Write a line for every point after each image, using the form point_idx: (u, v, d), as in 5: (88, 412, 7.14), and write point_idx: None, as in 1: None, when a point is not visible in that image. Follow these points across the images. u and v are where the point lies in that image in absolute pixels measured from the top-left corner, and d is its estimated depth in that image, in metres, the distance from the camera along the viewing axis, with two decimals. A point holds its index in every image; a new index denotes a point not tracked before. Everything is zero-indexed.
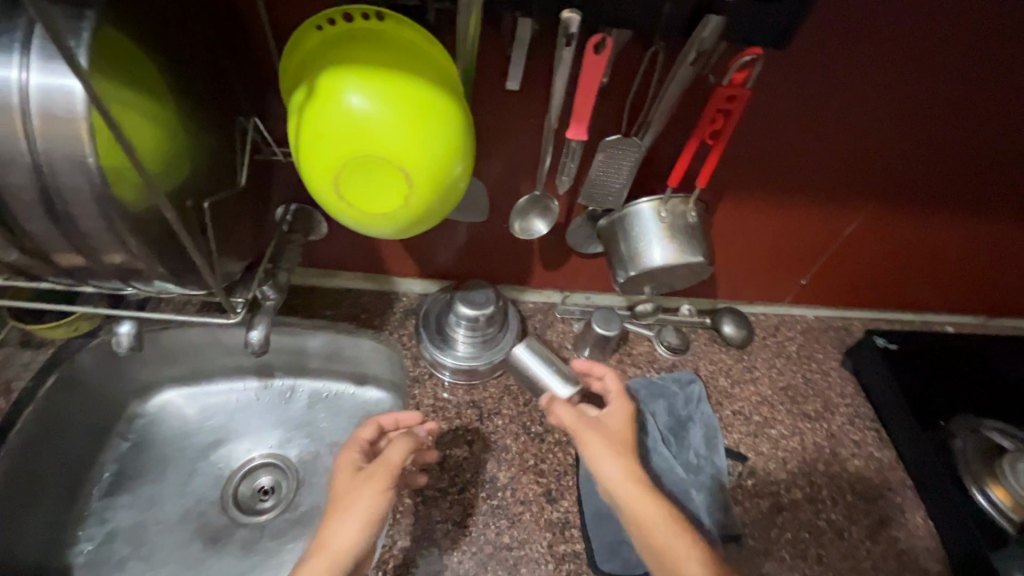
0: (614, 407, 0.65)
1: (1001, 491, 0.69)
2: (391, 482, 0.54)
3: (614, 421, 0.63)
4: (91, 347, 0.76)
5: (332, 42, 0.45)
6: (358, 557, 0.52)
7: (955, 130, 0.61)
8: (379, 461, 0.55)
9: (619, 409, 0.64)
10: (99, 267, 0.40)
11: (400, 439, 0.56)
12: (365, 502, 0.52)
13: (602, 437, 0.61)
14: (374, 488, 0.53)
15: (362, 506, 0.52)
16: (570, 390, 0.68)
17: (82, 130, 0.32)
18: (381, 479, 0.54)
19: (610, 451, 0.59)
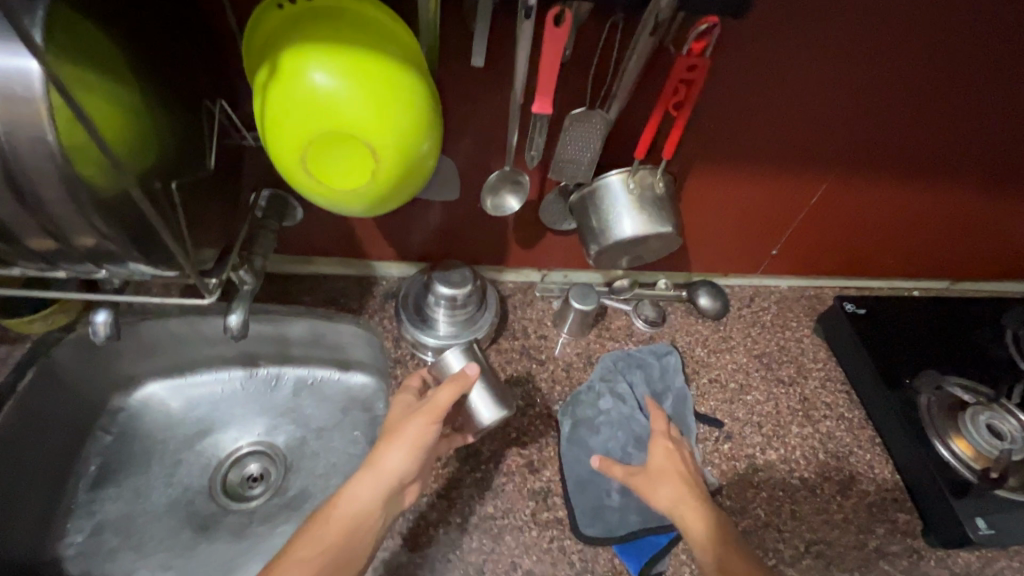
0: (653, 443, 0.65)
1: (963, 442, 0.71)
2: (439, 418, 0.58)
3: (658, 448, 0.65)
4: (68, 341, 0.76)
5: (293, 20, 0.45)
6: (406, 477, 0.58)
7: (911, 96, 0.63)
8: (430, 401, 0.59)
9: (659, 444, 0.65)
10: (69, 250, 0.40)
11: (451, 386, 0.60)
12: (414, 431, 0.58)
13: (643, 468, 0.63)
14: (420, 422, 0.58)
15: (410, 435, 0.58)
16: (492, 420, 0.63)
17: (39, 107, 0.33)
18: (425, 417, 0.58)
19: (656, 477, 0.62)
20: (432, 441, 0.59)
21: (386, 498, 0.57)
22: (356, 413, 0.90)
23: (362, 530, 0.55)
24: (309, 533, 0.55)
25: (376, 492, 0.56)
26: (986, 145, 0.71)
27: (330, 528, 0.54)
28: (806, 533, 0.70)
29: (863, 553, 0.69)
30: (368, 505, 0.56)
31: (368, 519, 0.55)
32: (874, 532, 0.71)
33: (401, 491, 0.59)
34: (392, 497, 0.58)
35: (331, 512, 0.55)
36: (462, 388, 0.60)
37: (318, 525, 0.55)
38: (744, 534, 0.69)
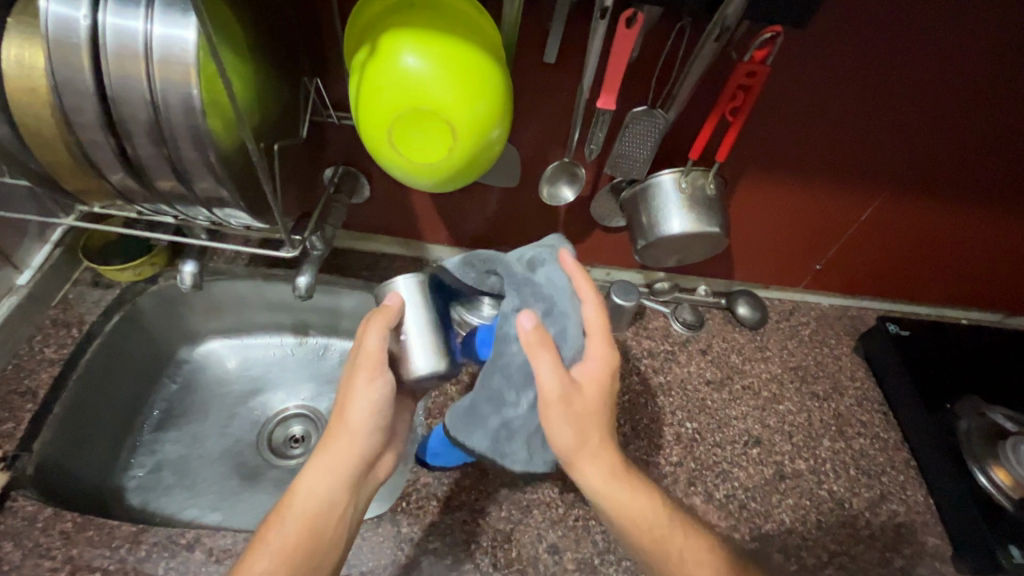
0: (587, 367, 0.54)
1: (1002, 471, 0.71)
2: (377, 368, 0.54)
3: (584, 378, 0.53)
4: (151, 291, 0.84)
5: (392, 8, 0.50)
6: (367, 452, 0.56)
7: (971, 117, 0.64)
8: (359, 351, 0.55)
9: (592, 364, 0.54)
10: (188, 193, 0.46)
11: (373, 328, 0.56)
12: (360, 401, 0.54)
13: (577, 413, 0.52)
14: (362, 377, 0.54)
15: (359, 397, 0.54)
16: (422, 369, 0.57)
17: (190, 68, 0.39)
18: (365, 375, 0.54)
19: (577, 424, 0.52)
20: (383, 395, 0.55)
21: (353, 479, 0.56)
22: None
23: (324, 521, 0.54)
24: (264, 533, 0.53)
25: (338, 476, 0.55)
26: None
27: (285, 526, 0.53)
28: (831, 543, 0.70)
29: (887, 570, 0.69)
30: (321, 493, 0.54)
31: (335, 505, 0.54)
32: (902, 552, 0.70)
33: (368, 468, 0.58)
34: (358, 481, 0.56)
35: (292, 510, 0.53)
36: (386, 321, 0.57)
37: (282, 513, 0.54)
38: (766, 537, 0.70)
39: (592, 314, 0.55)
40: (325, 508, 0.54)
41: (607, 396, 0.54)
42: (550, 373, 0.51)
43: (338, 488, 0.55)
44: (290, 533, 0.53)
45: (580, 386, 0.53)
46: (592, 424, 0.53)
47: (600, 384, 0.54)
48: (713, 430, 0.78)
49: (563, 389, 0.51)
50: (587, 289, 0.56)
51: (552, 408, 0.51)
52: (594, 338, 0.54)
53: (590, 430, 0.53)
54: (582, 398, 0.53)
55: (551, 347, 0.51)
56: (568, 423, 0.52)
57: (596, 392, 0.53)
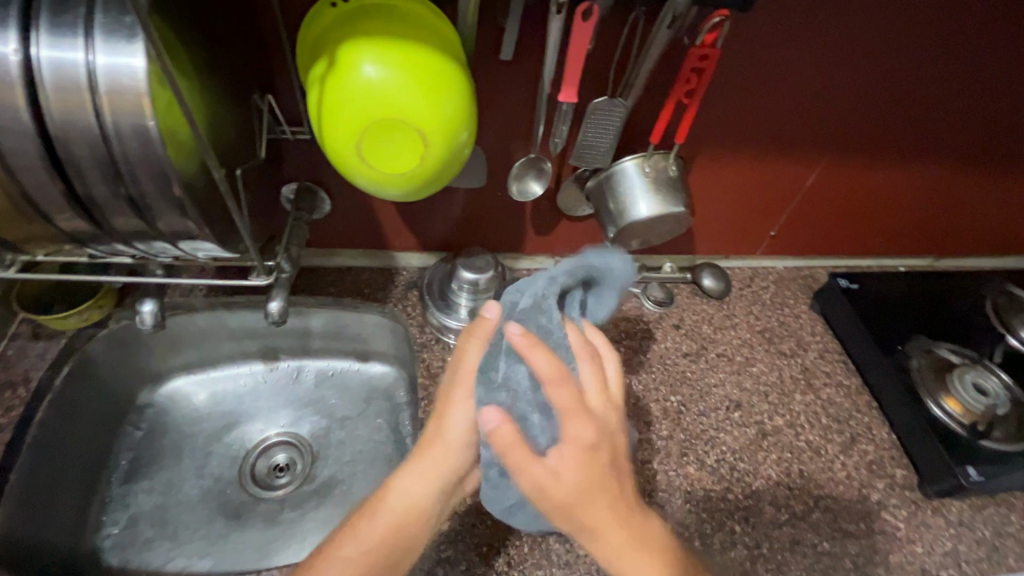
0: (566, 438, 0.44)
1: (952, 400, 0.77)
2: (476, 389, 0.54)
3: (565, 471, 0.44)
4: (101, 336, 0.77)
5: (346, 17, 0.49)
6: (459, 466, 0.59)
7: (896, 80, 0.69)
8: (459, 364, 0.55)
9: (572, 447, 0.44)
10: (151, 230, 0.43)
11: (473, 347, 0.52)
12: (460, 415, 0.57)
13: (556, 500, 0.44)
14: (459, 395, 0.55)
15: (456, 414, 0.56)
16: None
17: (143, 97, 0.36)
18: (462, 392, 0.55)
19: (563, 509, 0.44)
20: None
21: (442, 490, 0.59)
22: (378, 402, 0.91)
23: (410, 527, 0.57)
24: (356, 525, 0.56)
25: (429, 486, 0.58)
26: (967, 126, 0.77)
27: (378, 519, 0.56)
28: (815, 489, 0.75)
29: (866, 506, 0.74)
30: (415, 500, 0.57)
31: (422, 512, 0.58)
32: (876, 487, 0.76)
33: (458, 481, 0.61)
34: (448, 489, 0.59)
35: (385, 506, 0.57)
36: (481, 342, 0.52)
37: (378, 508, 0.57)
38: (757, 493, 0.74)
39: (557, 396, 0.44)
40: (414, 516, 0.57)
41: (592, 469, 0.44)
42: (519, 464, 0.44)
43: (431, 498, 0.58)
44: (379, 529, 0.56)
45: (555, 472, 0.44)
46: (591, 502, 0.44)
47: (580, 460, 0.44)
48: (695, 400, 0.81)
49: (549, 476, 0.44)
50: (543, 365, 0.44)
51: (539, 499, 0.45)
52: (570, 417, 0.44)
53: (585, 517, 0.45)
54: (557, 484, 0.44)
55: (521, 447, 0.44)
56: (553, 510, 0.45)
57: (575, 472, 0.44)
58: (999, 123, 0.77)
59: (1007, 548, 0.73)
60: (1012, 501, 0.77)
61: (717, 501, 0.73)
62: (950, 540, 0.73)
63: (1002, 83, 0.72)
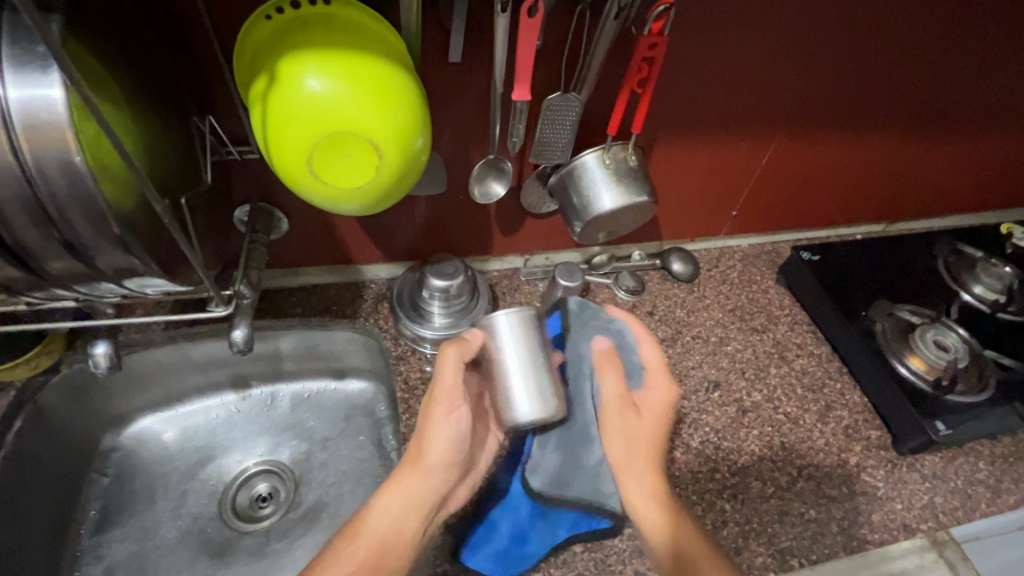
0: (649, 394, 0.63)
1: (916, 359, 0.80)
2: (456, 404, 0.57)
3: (648, 406, 0.63)
4: (53, 383, 0.73)
5: (284, 29, 0.47)
6: (440, 488, 0.58)
7: (838, 54, 0.71)
8: (435, 384, 0.58)
9: (654, 393, 0.63)
10: (91, 272, 0.41)
11: (451, 358, 0.58)
12: (440, 435, 0.57)
13: (627, 426, 0.62)
14: (439, 412, 0.57)
15: (437, 433, 0.57)
16: (517, 416, 0.55)
17: (65, 130, 0.33)
18: (443, 408, 0.57)
19: (624, 436, 0.62)
20: (462, 426, 0.58)
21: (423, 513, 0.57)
22: (358, 419, 0.88)
23: (394, 549, 0.56)
24: (337, 552, 0.55)
25: (409, 506, 0.56)
26: (908, 94, 0.80)
27: (360, 544, 0.55)
28: (797, 459, 0.77)
29: (846, 470, 0.77)
30: (396, 520, 0.56)
31: (405, 532, 0.56)
32: (853, 450, 0.79)
33: (441, 501, 0.60)
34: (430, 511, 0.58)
35: (367, 530, 0.56)
36: (460, 355, 0.58)
37: (359, 533, 0.56)
38: (743, 469, 0.75)
39: (651, 355, 0.64)
40: (396, 538, 0.56)
41: (665, 418, 0.63)
42: (613, 385, 0.63)
43: (414, 519, 0.57)
44: (361, 554, 0.55)
45: (641, 403, 0.64)
46: (637, 451, 0.62)
47: (659, 412, 0.63)
48: (676, 384, 0.82)
49: (622, 404, 0.63)
50: (651, 354, 0.64)
51: (609, 417, 0.63)
52: (656, 372, 0.63)
53: (638, 461, 0.62)
54: (637, 419, 0.63)
55: (616, 365, 0.64)
56: (619, 435, 0.63)
57: (653, 410, 0.63)
58: (937, 89, 0.80)
59: (979, 495, 0.77)
60: (979, 449, 0.81)
61: (705, 482, 0.74)
62: (926, 494, 0.76)
63: (936, 50, 0.74)
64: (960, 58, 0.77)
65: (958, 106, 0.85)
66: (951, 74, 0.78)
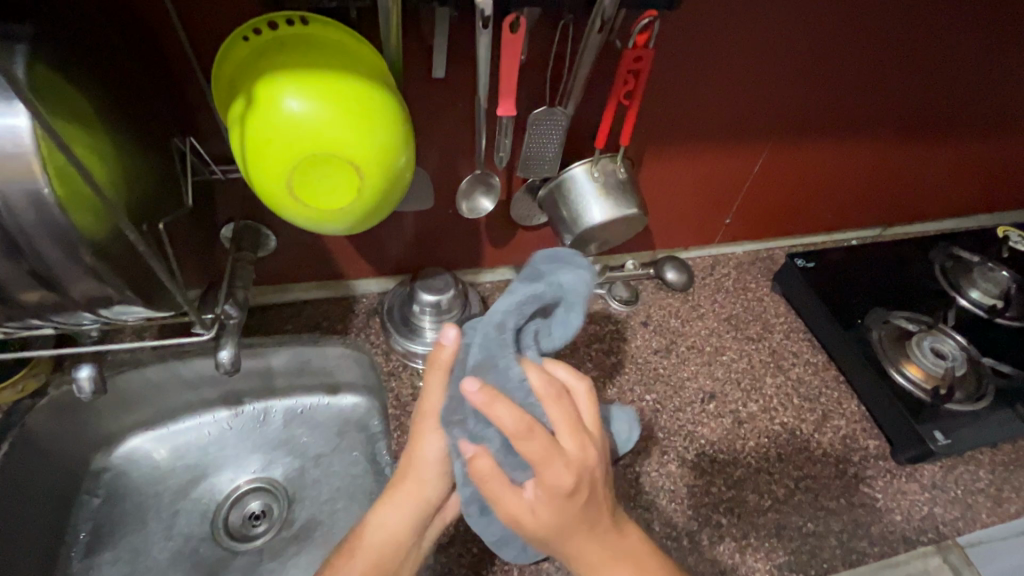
0: (546, 479, 0.42)
1: (914, 366, 0.79)
2: None
3: (545, 503, 0.44)
4: (40, 406, 0.71)
5: (262, 49, 0.46)
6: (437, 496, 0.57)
7: (829, 60, 0.70)
8: (428, 398, 0.54)
9: (552, 480, 0.42)
10: (65, 300, 0.40)
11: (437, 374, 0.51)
12: (432, 442, 0.54)
13: (529, 520, 0.44)
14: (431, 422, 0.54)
15: (431, 442, 0.54)
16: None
17: (32, 161, 0.33)
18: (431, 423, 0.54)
19: (528, 530, 0.45)
20: None
21: (417, 523, 0.56)
22: (351, 435, 0.86)
23: (390, 564, 0.54)
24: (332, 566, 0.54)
25: (405, 516, 0.55)
26: (899, 99, 0.79)
27: (353, 564, 0.53)
28: (794, 471, 0.76)
29: (845, 481, 0.76)
30: (393, 531, 0.55)
31: (401, 545, 0.55)
32: (852, 460, 0.78)
33: (437, 510, 0.58)
34: (425, 521, 0.57)
35: (364, 547, 0.54)
36: (445, 368, 0.51)
37: (353, 553, 0.54)
38: (739, 482, 0.74)
39: (533, 441, 0.42)
40: (393, 552, 0.55)
41: (569, 517, 0.44)
42: (494, 492, 0.44)
43: (411, 530, 0.56)
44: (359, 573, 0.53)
45: (531, 508, 0.44)
46: (567, 535, 0.45)
47: (554, 506, 0.43)
48: (670, 395, 0.81)
49: (522, 506, 0.44)
50: (509, 419, 0.42)
51: (516, 529, 0.46)
52: (541, 447, 0.42)
53: (578, 543, 0.46)
54: (534, 520, 0.44)
55: (498, 479, 0.44)
56: (534, 540, 0.46)
57: (549, 516, 0.44)
58: (927, 94, 0.80)
59: (979, 505, 0.75)
60: (979, 457, 0.80)
61: (701, 496, 0.72)
62: (925, 504, 0.75)
63: (926, 56, 0.74)
64: (949, 63, 0.76)
65: (949, 111, 0.84)
66: (941, 79, 0.78)
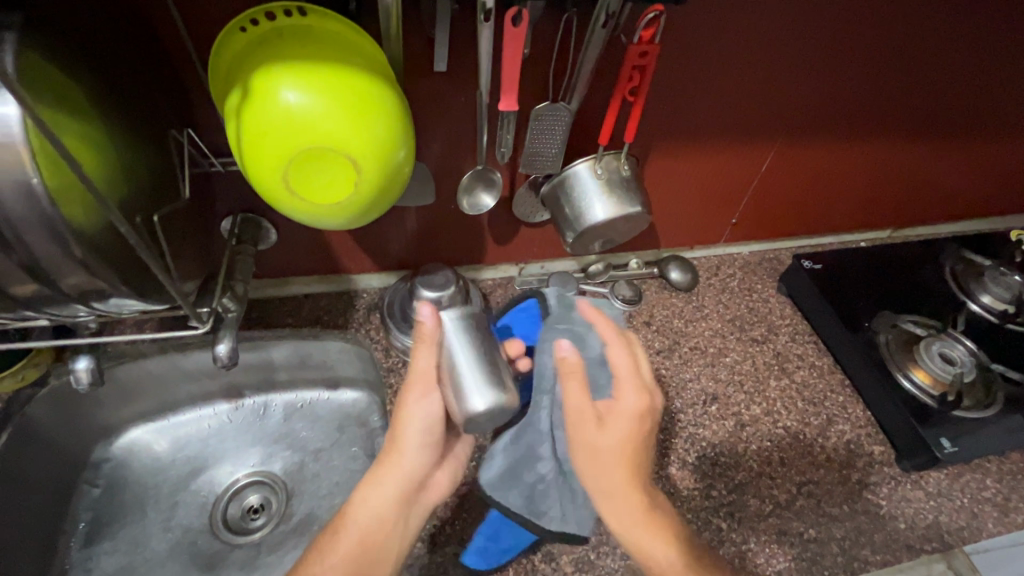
0: (618, 405, 0.55)
1: (921, 372, 0.78)
2: (431, 387, 0.55)
3: (609, 429, 0.54)
4: (42, 395, 0.71)
5: (259, 41, 0.46)
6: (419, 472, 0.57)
7: (842, 57, 0.68)
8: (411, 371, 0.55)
9: (622, 405, 0.55)
10: (56, 292, 0.40)
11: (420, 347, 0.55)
12: (412, 412, 0.56)
13: (589, 440, 0.54)
14: (414, 397, 0.55)
15: (413, 417, 0.56)
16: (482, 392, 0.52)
17: (20, 150, 0.33)
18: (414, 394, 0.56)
19: (586, 451, 0.54)
20: (435, 411, 0.56)
21: (400, 500, 0.56)
22: (351, 429, 0.85)
23: (375, 547, 0.54)
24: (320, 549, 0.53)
25: (387, 492, 0.55)
26: (912, 99, 0.78)
27: (341, 542, 0.53)
28: (796, 475, 0.75)
29: (848, 487, 0.75)
30: (377, 511, 0.54)
31: (386, 524, 0.54)
32: (856, 466, 0.77)
33: (419, 487, 0.58)
34: (407, 498, 0.56)
35: (351, 531, 0.54)
36: (431, 342, 0.54)
37: (341, 531, 0.54)
38: (740, 486, 0.73)
39: (620, 361, 0.57)
40: (380, 532, 0.54)
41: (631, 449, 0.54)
42: (573, 404, 0.54)
43: (397, 508, 0.55)
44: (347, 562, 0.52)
45: (601, 423, 0.54)
46: (608, 469, 0.53)
47: (620, 428, 0.54)
48: (672, 397, 0.80)
49: (580, 416, 0.54)
50: (615, 345, 0.58)
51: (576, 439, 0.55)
52: (622, 380, 0.56)
53: (616, 478, 0.53)
54: (598, 437, 0.54)
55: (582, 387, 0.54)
56: (589, 453, 0.54)
57: (617, 431, 0.54)
58: (942, 94, 0.78)
59: (986, 514, 0.74)
60: (986, 465, 0.78)
61: (701, 499, 0.72)
62: (930, 512, 0.73)
63: (940, 55, 0.72)
64: (965, 63, 0.74)
65: (963, 112, 0.82)
66: (956, 79, 0.76)
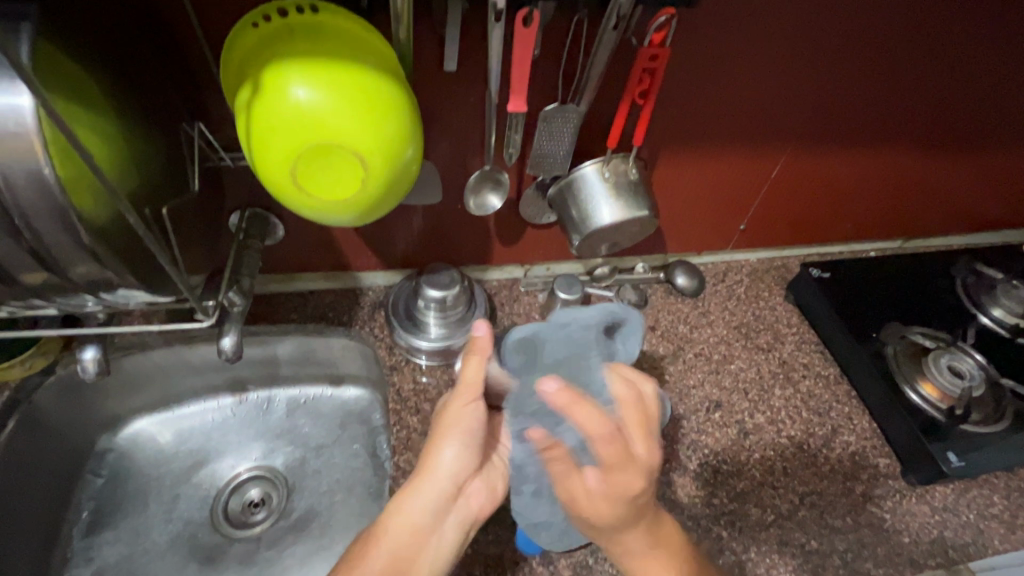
0: (613, 479, 0.50)
1: (930, 386, 0.77)
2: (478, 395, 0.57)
3: (598, 492, 0.51)
4: (49, 384, 0.71)
5: (271, 37, 0.46)
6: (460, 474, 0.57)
7: (855, 63, 0.68)
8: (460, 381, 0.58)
9: (609, 480, 0.51)
10: (65, 281, 0.40)
11: (472, 359, 0.57)
12: (454, 418, 0.57)
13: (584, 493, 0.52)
14: (457, 406, 0.57)
15: (455, 424, 0.57)
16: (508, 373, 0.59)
17: (33, 139, 0.33)
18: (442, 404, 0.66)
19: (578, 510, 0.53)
20: (479, 420, 0.58)
21: (439, 506, 0.56)
22: (353, 427, 0.85)
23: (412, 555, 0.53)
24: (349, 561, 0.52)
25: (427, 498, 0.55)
26: (926, 109, 0.77)
27: (378, 553, 0.53)
28: (800, 485, 0.74)
29: (851, 498, 0.74)
30: (413, 516, 0.54)
31: (423, 531, 0.54)
32: (860, 478, 0.76)
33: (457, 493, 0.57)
34: (445, 503, 0.56)
35: (384, 542, 0.53)
36: (484, 356, 0.57)
37: (374, 542, 0.53)
38: (741, 495, 0.73)
39: (608, 450, 0.50)
40: (413, 545, 0.53)
41: (625, 509, 0.52)
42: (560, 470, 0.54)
43: (433, 512, 0.55)
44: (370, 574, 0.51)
45: (592, 490, 0.52)
46: (613, 526, 0.53)
47: (612, 500, 0.51)
48: (675, 403, 0.80)
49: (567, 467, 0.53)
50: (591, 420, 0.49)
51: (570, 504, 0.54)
52: (620, 468, 0.50)
53: (626, 536, 0.54)
54: (588, 499, 0.52)
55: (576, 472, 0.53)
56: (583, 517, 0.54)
57: (609, 507, 0.51)
58: (957, 103, 0.77)
59: (992, 531, 0.73)
60: (994, 481, 0.77)
61: (702, 506, 0.71)
62: (935, 527, 0.72)
63: (955, 65, 0.71)
64: (980, 75, 0.73)
65: (978, 123, 0.81)
66: (972, 89, 0.75)
